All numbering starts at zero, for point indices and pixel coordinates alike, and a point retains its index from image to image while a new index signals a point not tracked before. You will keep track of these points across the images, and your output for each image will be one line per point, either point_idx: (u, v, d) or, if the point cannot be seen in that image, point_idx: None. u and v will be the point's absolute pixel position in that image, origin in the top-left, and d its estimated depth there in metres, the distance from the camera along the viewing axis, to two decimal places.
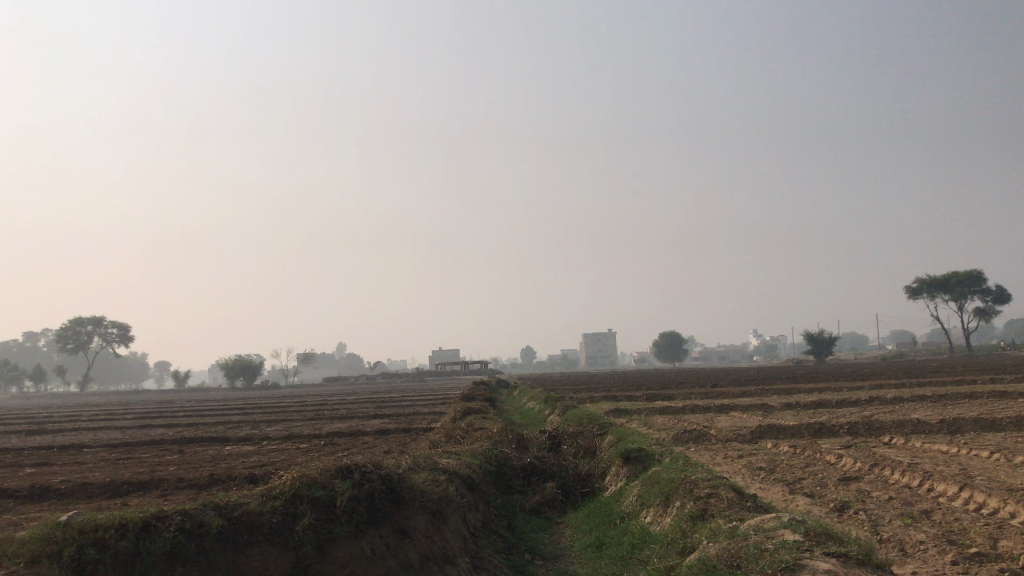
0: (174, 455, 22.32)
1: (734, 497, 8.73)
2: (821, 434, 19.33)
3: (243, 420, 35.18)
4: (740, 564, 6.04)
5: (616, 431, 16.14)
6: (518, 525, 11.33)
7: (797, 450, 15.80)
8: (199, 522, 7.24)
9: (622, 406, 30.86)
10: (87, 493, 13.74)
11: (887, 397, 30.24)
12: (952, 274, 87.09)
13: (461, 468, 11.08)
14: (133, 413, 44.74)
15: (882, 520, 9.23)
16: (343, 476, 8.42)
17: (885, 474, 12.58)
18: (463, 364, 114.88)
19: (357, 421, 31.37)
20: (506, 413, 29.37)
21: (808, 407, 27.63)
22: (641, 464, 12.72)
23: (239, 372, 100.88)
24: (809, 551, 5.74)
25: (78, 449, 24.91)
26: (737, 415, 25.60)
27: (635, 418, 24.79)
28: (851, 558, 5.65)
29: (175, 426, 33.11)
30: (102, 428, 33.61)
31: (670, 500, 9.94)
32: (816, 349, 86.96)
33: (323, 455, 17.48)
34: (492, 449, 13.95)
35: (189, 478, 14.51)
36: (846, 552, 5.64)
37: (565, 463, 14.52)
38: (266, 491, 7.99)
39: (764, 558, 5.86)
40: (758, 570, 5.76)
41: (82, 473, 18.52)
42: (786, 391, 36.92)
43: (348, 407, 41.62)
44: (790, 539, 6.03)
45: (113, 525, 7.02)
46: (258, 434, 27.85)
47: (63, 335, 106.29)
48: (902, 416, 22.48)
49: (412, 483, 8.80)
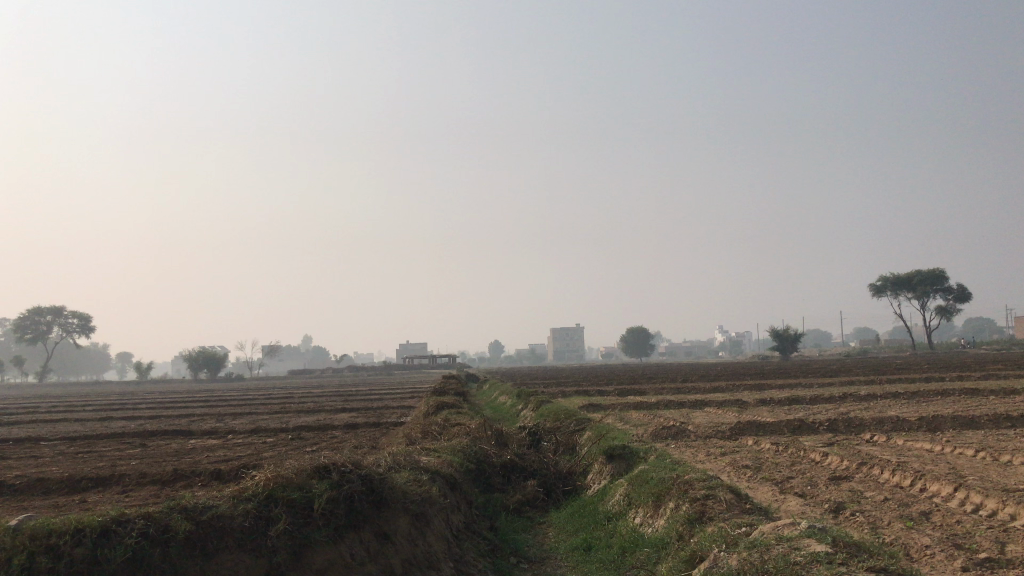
0: (137, 449, 21.56)
1: (732, 499, 8.32)
2: (800, 431, 19.05)
3: (207, 413, 34.35)
4: None
5: (596, 428, 15.73)
6: (501, 526, 10.86)
7: (781, 447, 15.53)
8: (164, 526, 6.66)
9: (594, 400, 30.62)
10: (45, 488, 13.05)
11: (860, 393, 30.17)
12: (914, 273, 87.95)
13: (442, 467, 10.57)
14: (95, 405, 43.63)
15: (881, 522, 8.81)
16: (320, 476, 7.86)
17: (874, 473, 12.26)
18: (431, 360, 113.97)
19: (325, 415, 30.74)
20: (477, 407, 28.82)
21: (782, 402, 27.46)
22: (625, 462, 12.28)
23: (202, 364, 99.24)
24: (847, 566, 5.40)
25: (36, 442, 23.98)
26: (713, 410, 25.34)
27: (610, 413, 24.50)
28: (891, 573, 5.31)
29: (136, 419, 32.20)
30: (60, 420, 32.58)
31: (661, 501, 9.50)
32: (781, 346, 87.52)
33: (293, 450, 16.85)
34: (470, 445, 13.45)
35: (154, 473, 13.86)
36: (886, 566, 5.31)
37: (546, 459, 14.00)
38: (237, 493, 7.40)
39: (797, 572, 5.50)
40: None
41: (40, 467, 17.77)
42: (757, 387, 36.75)
43: (315, 400, 41.02)
44: (821, 553, 5.67)
45: (69, 530, 6.41)
46: (223, 427, 27.12)
47: (21, 325, 103.68)
48: (878, 412, 22.39)
49: (393, 484, 8.30)
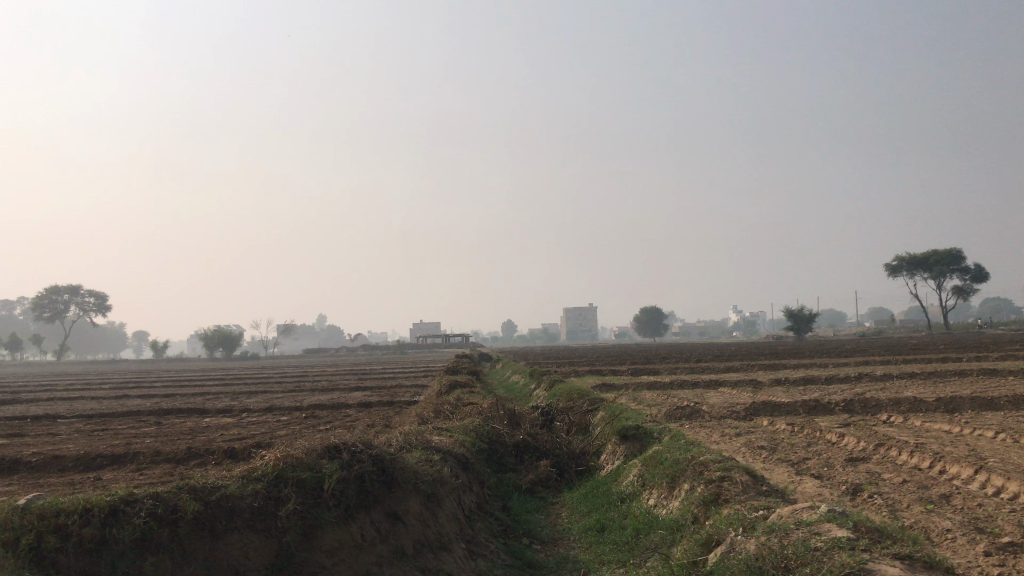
0: (152, 427, 21.64)
1: (748, 481, 8.19)
2: (815, 412, 18.87)
3: (222, 391, 34.48)
4: (789, 565, 5.54)
5: (610, 407, 15.61)
6: (513, 506, 10.77)
7: (796, 428, 15.37)
8: (173, 506, 6.59)
9: (607, 380, 30.54)
10: (60, 465, 13.07)
11: (876, 374, 29.91)
12: (931, 252, 87.05)
13: (454, 447, 10.46)
14: (112, 383, 43.88)
15: (900, 505, 8.66)
16: (331, 455, 7.77)
17: (892, 455, 12.09)
18: (444, 340, 114.11)
19: (339, 394, 30.79)
20: (490, 387, 28.76)
21: (797, 383, 27.27)
22: (639, 442, 12.16)
23: (218, 342, 99.72)
24: (870, 553, 5.27)
25: (52, 420, 24.13)
26: (727, 391, 25.20)
27: (624, 393, 24.42)
28: (916, 560, 5.18)
29: (153, 397, 32.38)
30: (77, 398, 32.79)
31: (676, 482, 9.38)
32: (795, 326, 87.13)
33: (306, 429, 16.83)
34: (482, 425, 13.36)
35: (168, 451, 13.85)
36: (911, 554, 5.19)
37: (559, 439, 13.90)
38: (247, 472, 7.33)
39: (819, 559, 5.38)
40: (811, 571, 5.27)
41: (57, 444, 17.84)
42: (771, 367, 36.56)
43: (328, 379, 41.14)
44: (843, 539, 5.53)
45: (77, 510, 6.35)
46: (238, 406, 27.19)
47: (38, 304, 104.40)
48: (895, 393, 22.16)
49: (404, 464, 8.20)
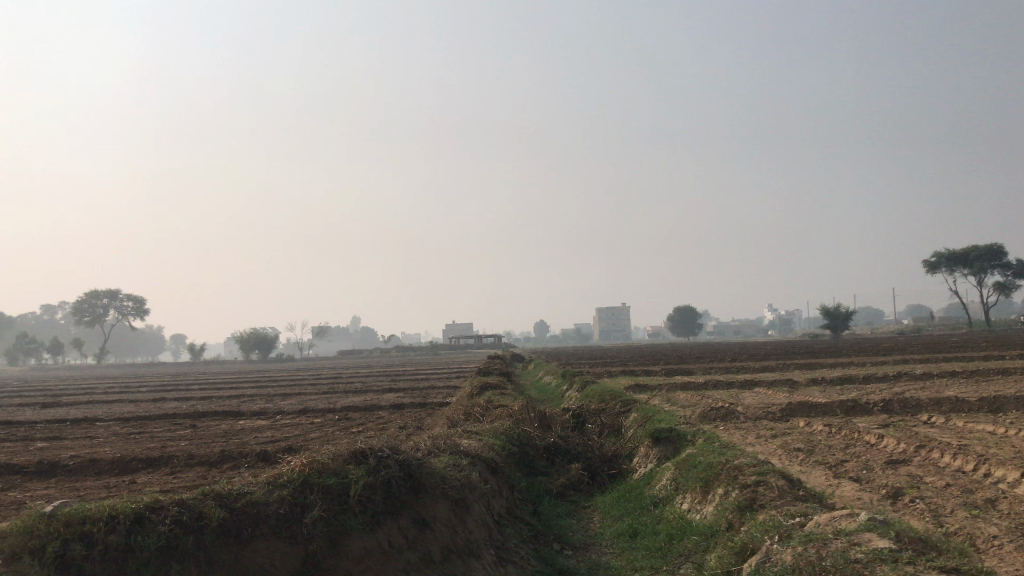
0: (187, 430, 21.79)
1: (784, 486, 7.95)
2: (853, 412, 18.47)
3: (257, 393, 34.73)
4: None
5: (643, 409, 15.38)
6: (544, 510, 10.63)
7: (834, 429, 15.03)
8: (198, 513, 6.53)
9: (640, 380, 30.26)
10: (96, 468, 13.15)
11: (915, 372, 29.30)
12: (970, 248, 85.36)
13: (483, 451, 10.34)
14: (149, 386, 44.39)
15: (943, 510, 8.37)
16: (357, 461, 7.69)
17: (933, 457, 11.75)
18: (478, 340, 114.14)
19: (372, 395, 30.86)
20: (522, 389, 28.64)
21: (835, 382, 26.79)
22: (672, 445, 11.94)
23: (253, 345, 100.66)
24: (913, 567, 5.05)
25: (90, 423, 24.43)
26: (762, 391, 24.80)
27: (657, 394, 24.13)
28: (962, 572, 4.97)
29: (189, 400, 32.68)
30: (116, 401, 33.22)
31: (710, 486, 9.16)
32: (832, 324, 85.92)
33: (338, 430, 16.84)
34: (513, 427, 13.24)
35: (201, 454, 13.90)
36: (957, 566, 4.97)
37: (591, 442, 13.71)
38: (272, 479, 7.26)
39: (859, 571, 5.19)
40: None
41: (94, 447, 17.99)
42: (808, 365, 36.01)
43: (362, 381, 41.26)
44: (885, 550, 5.32)
45: (103, 517, 6.32)
46: (272, 408, 27.34)
47: (79, 308, 106.24)
48: (936, 392, 21.64)
49: (432, 469, 8.09)
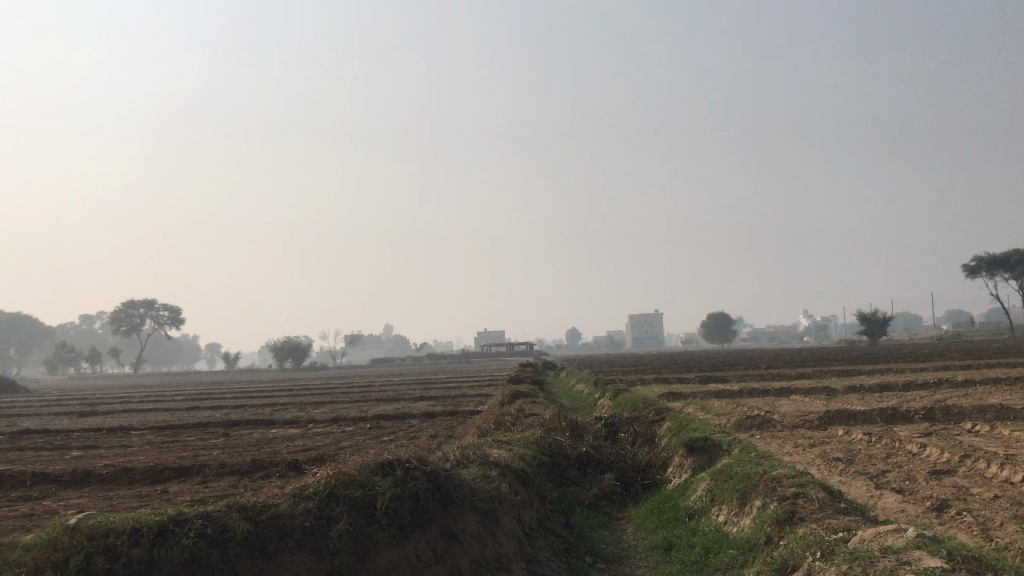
0: (219, 439, 21.87)
1: (824, 497, 7.66)
2: (894, 421, 17.98)
3: (289, 402, 34.87)
4: None
5: (677, 418, 15.10)
6: (576, 522, 10.43)
7: (873, 438, 14.64)
8: (222, 527, 6.43)
9: (674, 388, 29.95)
10: (129, 477, 13.16)
11: (956, 379, 28.65)
12: (1011, 253, 83.46)
13: (514, 462, 10.16)
14: (183, 395, 44.58)
15: (992, 523, 8.02)
16: (384, 472, 7.54)
17: (979, 467, 11.35)
18: (508, 347, 113.79)
19: (404, 404, 30.84)
20: (555, 397, 28.40)
21: (874, 390, 26.20)
22: (707, 455, 11.67)
23: (288, 353, 101.23)
24: None
25: (126, 431, 24.62)
26: (799, 398, 24.34)
27: (692, 402, 23.77)
28: None
29: (222, 408, 32.82)
30: (151, 410, 33.49)
31: (748, 498, 8.88)
32: (869, 330, 84.53)
33: (369, 440, 16.75)
34: (544, 437, 13.04)
35: (232, 463, 13.86)
36: None
37: (624, 451, 13.42)
38: (298, 490, 7.12)
39: None
40: None
41: (127, 457, 18.07)
42: (846, 372, 35.39)
43: (394, 389, 41.31)
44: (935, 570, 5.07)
45: (126, 531, 6.22)
46: (304, 416, 27.40)
47: (116, 318, 107.67)
48: (979, 400, 21.07)
49: (461, 481, 7.92)
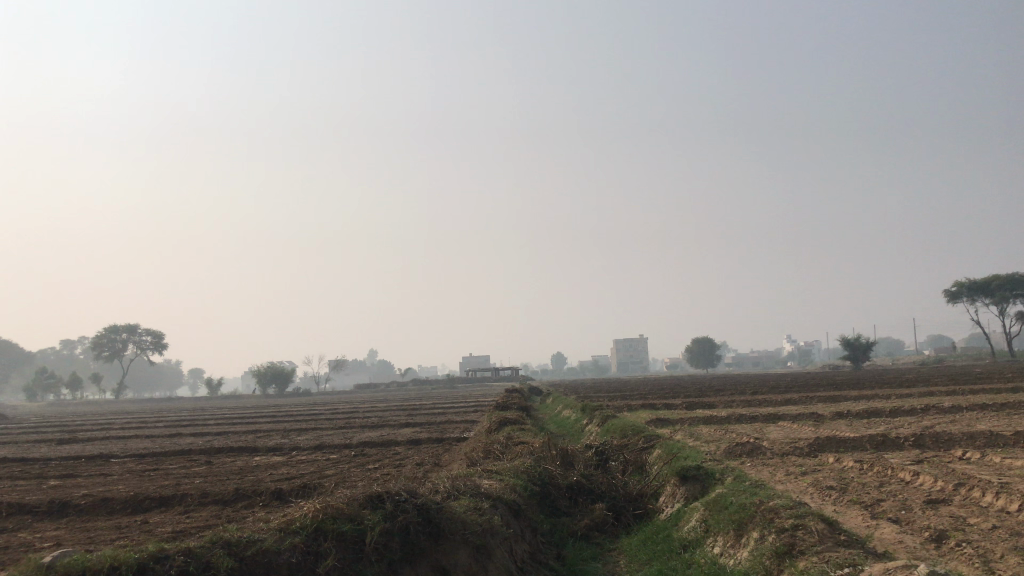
0: (202, 467, 21.45)
1: (824, 528, 7.49)
2: (884, 447, 17.86)
3: (273, 429, 34.42)
4: None
5: (668, 445, 14.93)
6: (568, 554, 10.22)
7: (865, 465, 14.51)
8: (205, 562, 6.18)
9: (661, 414, 29.80)
10: (109, 508, 12.82)
11: (943, 404, 28.63)
12: (992, 277, 84.00)
13: (505, 492, 9.96)
14: (165, 423, 43.88)
15: (993, 555, 7.86)
16: (373, 505, 7.33)
17: (974, 496, 11.22)
18: (495, 374, 113.42)
19: (390, 430, 30.48)
20: (542, 423, 28.18)
21: (862, 416, 26.18)
22: (700, 484, 11.48)
23: (271, 379, 100.41)
24: None
25: (107, 460, 24.15)
26: (787, 424, 24.25)
27: (679, 428, 23.62)
28: None
29: (205, 436, 32.30)
30: (133, 437, 32.96)
31: (744, 530, 8.70)
32: (852, 355, 84.78)
33: (354, 468, 16.44)
34: (534, 466, 12.82)
35: (215, 492, 13.53)
36: None
37: (616, 480, 13.21)
38: (284, 524, 6.89)
39: None
40: None
41: (107, 486, 17.66)
42: (832, 398, 35.32)
43: (379, 416, 40.93)
44: None
45: (104, 568, 5.96)
46: (289, 444, 26.99)
47: (99, 343, 106.56)
48: (967, 426, 21.00)
49: (453, 514, 7.71)
